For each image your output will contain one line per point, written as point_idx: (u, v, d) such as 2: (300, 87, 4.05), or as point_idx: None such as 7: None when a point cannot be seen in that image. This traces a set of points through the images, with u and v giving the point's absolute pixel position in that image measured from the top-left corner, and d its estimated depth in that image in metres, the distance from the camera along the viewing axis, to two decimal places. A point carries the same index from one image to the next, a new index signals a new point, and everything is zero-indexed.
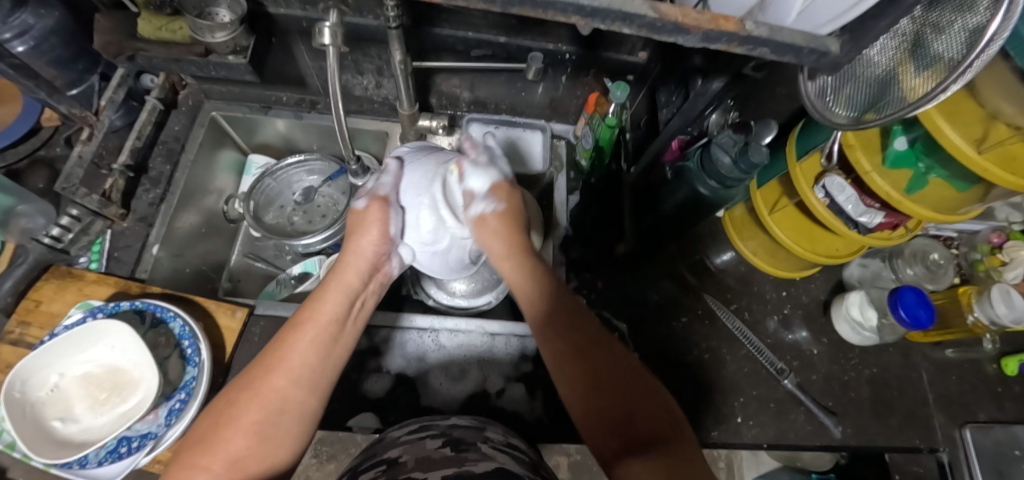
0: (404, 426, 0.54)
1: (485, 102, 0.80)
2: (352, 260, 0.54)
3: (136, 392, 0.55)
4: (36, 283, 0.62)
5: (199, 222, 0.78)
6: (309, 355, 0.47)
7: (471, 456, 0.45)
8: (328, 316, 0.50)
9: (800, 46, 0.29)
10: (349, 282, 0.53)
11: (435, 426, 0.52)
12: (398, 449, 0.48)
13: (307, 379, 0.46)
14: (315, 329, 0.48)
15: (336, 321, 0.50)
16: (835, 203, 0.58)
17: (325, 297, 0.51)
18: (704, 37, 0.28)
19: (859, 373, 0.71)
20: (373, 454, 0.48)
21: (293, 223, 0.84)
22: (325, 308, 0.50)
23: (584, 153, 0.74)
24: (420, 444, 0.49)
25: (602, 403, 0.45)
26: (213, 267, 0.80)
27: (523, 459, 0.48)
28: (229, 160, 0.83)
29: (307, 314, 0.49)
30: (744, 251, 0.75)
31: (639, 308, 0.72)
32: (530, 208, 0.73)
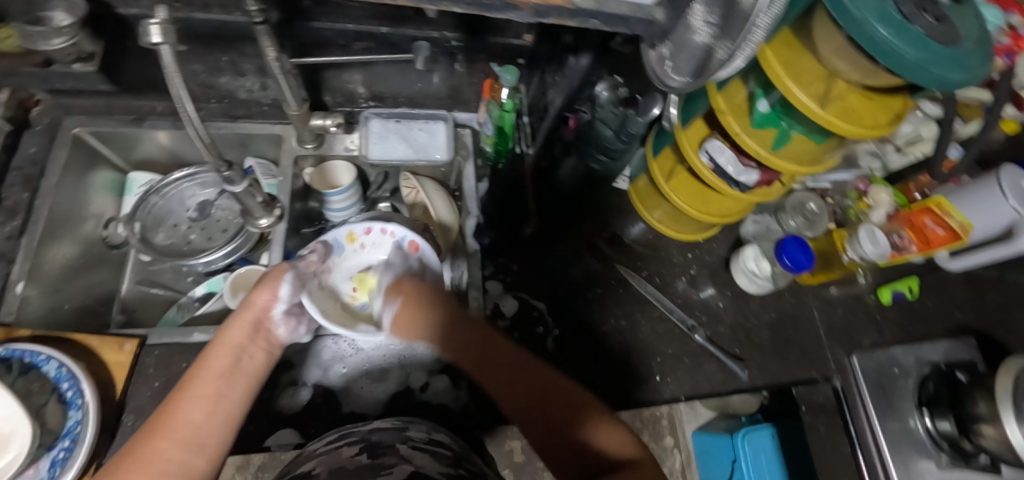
0: (324, 437, 0.54)
1: (382, 96, 0.78)
2: (242, 318, 0.52)
3: (7, 449, 0.49)
4: None
5: (76, 252, 0.71)
6: (197, 412, 0.43)
7: (388, 460, 0.46)
8: (213, 373, 0.46)
9: (626, 16, 0.31)
10: (245, 331, 0.51)
11: (354, 433, 0.53)
12: (312, 463, 0.48)
13: (196, 438, 0.41)
14: (203, 384, 0.45)
15: (227, 373, 0.47)
16: (718, 165, 0.63)
17: (211, 355, 0.48)
18: (535, 12, 0.29)
19: (760, 319, 0.77)
20: (287, 473, 0.48)
21: (189, 241, 0.78)
22: (215, 361, 0.47)
23: (487, 140, 0.75)
24: (336, 454, 0.49)
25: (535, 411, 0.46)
26: (101, 300, 0.73)
27: (444, 455, 0.49)
28: (105, 181, 0.76)
29: (196, 375, 0.46)
30: (650, 221, 0.79)
31: (557, 285, 0.74)
32: (443, 198, 0.75)
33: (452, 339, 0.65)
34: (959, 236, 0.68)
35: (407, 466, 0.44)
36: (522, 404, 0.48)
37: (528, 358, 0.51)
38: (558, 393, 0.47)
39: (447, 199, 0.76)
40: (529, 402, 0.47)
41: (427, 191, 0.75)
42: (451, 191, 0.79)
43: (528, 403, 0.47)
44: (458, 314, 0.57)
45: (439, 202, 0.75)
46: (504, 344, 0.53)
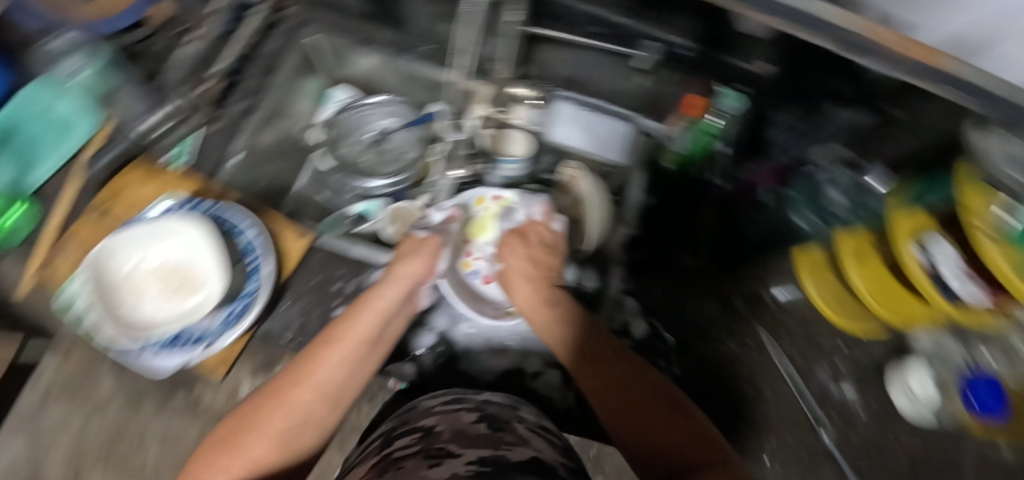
0: (438, 395, 0.58)
1: (577, 81, 0.76)
2: (389, 290, 0.56)
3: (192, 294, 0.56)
4: (122, 171, 0.67)
5: (274, 141, 0.80)
6: (338, 372, 0.48)
7: (508, 437, 0.48)
8: (355, 337, 0.50)
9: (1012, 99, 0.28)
10: (388, 302, 0.55)
11: (469, 400, 0.56)
12: (433, 419, 0.52)
13: (333, 395, 0.47)
14: (347, 348, 0.49)
15: (368, 342, 0.51)
16: (934, 269, 0.51)
17: (360, 317, 0.52)
18: (897, 61, 0.27)
19: (905, 449, 0.65)
20: (408, 422, 0.53)
21: (361, 161, 0.83)
22: (360, 328, 0.51)
23: (674, 156, 0.72)
24: (456, 416, 0.52)
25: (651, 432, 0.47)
26: (282, 188, 0.83)
27: (555, 443, 0.51)
28: (314, 88, 0.84)
29: (340, 334, 0.50)
30: (811, 293, 0.69)
31: (692, 325, 0.71)
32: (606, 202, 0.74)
33: None
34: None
35: (527, 448, 0.47)
36: (631, 427, 0.48)
37: (649, 380, 0.52)
38: (677, 419, 0.48)
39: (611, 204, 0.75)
40: (639, 427, 0.48)
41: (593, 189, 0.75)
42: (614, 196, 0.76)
43: (641, 425, 0.48)
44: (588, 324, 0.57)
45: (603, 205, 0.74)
46: (623, 360, 0.54)
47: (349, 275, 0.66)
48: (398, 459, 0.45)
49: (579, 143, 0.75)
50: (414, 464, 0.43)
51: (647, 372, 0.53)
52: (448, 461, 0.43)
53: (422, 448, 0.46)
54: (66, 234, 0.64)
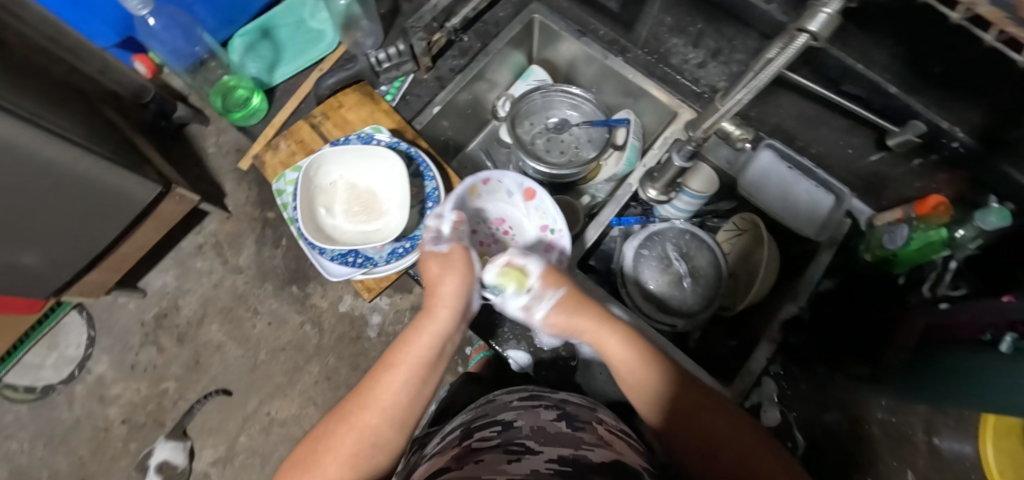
0: (514, 392, 0.58)
1: (792, 135, 0.69)
2: (438, 311, 0.54)
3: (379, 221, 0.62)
4: (345, 89, 0.74)
5: (469, 102, 0.83)
6: (401, 393, 0.47)
7: (588, 437, 0.48)
8: (411, 359, 0.50)
9: None
10: (439, 322, 0.53)
11: (545, 399, 0.56)
12: (513, 413, 0.52)
13: (398, 415, 0.46)
14: (406, 371, 0.48)
15: (425, 363, 0.50)
16: None
17: (415, 339, 0.51)
18: None
19: None
20: (486, 415, 0.53)
21: (534, 143, 0.86)
22: (416, 350, 0.50)
23: (875, 249, 0.62)
24: (534, 412, 0.52)
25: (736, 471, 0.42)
26: (456, 145, 0.87)
27: (636, 450, 0.50)
28: (516, 61, 0.86)
29: (399, 358, 0.50)
30: (989, 456, 0.59)
31: (830, 432, 0.63)
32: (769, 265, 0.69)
33: None
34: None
35: (609, 450, 0.46)
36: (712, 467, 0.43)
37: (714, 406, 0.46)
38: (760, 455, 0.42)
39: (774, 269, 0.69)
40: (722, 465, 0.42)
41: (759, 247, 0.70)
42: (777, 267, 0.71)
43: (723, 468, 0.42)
44: (634, 335, 0.52)
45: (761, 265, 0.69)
46: (685, 382, 0.48)
47: None
48: (475, 451, 0.46)
49: (771, 199, 0.69)
50: (491, 457, 0.43)
51: (714, 396, 0.47)
52: (526, 458, 0.42)
53: (500, 443, 0.46)
54: (285, 130, 0.73)
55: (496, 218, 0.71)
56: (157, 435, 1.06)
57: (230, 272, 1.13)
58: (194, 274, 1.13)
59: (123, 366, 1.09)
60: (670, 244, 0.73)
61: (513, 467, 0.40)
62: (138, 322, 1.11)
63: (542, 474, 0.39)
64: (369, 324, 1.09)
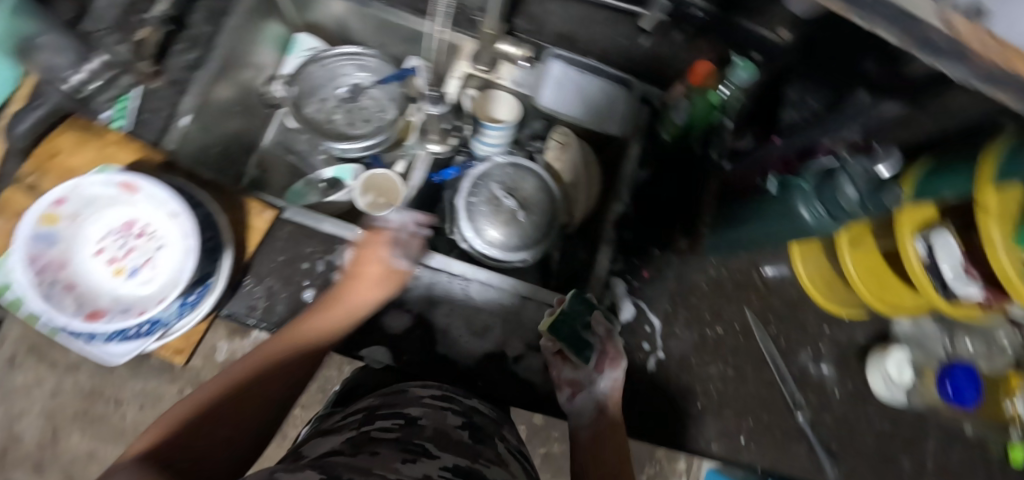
0: (428, 385, 0.54)
1: (573, 37, 0.68)
2: (335, 310, 0.54)
3: (156, 276, 0.50)
4: (57, 129, 0.60)
5: (234, 98, 0.71)
6: (278, 376, 0.47)
7: (486, 452, 0.44)
8: (286, 347, 0.49)
9: None
10: (340, 325, 0.53)
11: (456, 403, 0.52)
12: (420, 410, 0.47)
13: (273, 389, 0.46)
14: (288, 361, 0.48)
15: (307, 355, 0.49)
16: (935, 265, 0.54)
17: (290, 335, 0.50)
18: None
19: (871, 424, 0.69)
20: (393, 403, 0.49)
21: (332, 120, 0.77)
22: (282, 346, 0.48)
23: (671, 128, 0.65)
24: (441, 414, 0.48)
25: None
26: (243, 149, 0.75)
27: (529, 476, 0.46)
28: (275, 34, 0.74)
29: (273, 346, 0.48)
30: (800, 271, 0.69)
31: (684, 300, 0.67)
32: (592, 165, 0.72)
33: None
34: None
35: (504, 469, 0.42)
36: None
37: None
38: None
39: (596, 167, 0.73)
40: None
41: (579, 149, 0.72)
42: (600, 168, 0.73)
43: None
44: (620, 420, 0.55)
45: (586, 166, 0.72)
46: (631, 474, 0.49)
47: (320, 253, 0.60)
48: (372, 441, 0.41)
49: (571, 107, 0.68)
50: (387, 451, 0.38)
51: None
52: (422, 460, 0.38)
53: (400, 439, 0.41)
54: None
55: (119, 225, 0.52)
56: None
57: None
58: None
59: None
60: (494, 184, 0.68)
61: (405, 467, 0.36)
62: None
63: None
64: None
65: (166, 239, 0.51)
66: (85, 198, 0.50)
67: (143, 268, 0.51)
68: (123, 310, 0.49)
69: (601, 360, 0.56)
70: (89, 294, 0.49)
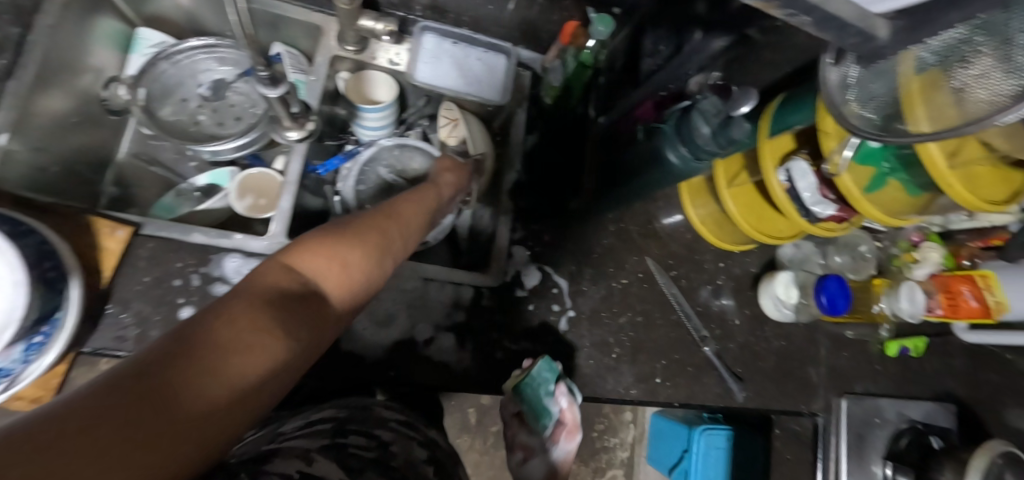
0: (392, 407, 0.50)
1: (442, 9, 0.66)
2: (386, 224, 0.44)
3: None
4: None
5: (70, 108, 0.63)
6: (322, 285, 0.35)
7: None
8: (342, 259, 0.37)
9: (845, 21, 0.23)
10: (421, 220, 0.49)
11: (420, 430, 0.49)
12: (390, 434, 0.44)
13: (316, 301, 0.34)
14: (322, 260, 0.36)
15: (361, 268, 0.38)
16: (795, 188, 0.58)
17: (352, 239, 0.38)
18: None
19: (769, 344, 0.76)
20: (361, 420, 0.45)
21: (197, 121, 0.71)
22: (354, 252, 0.38)
23: (550, 91, 0.66)
24: (408, 442, 0.45)
25: None
26: (93, 165, 0.66)
27: None
28: (110, 32, 0.66)
29: (342, 244, 0.38)
30: (692, 217, 0.73)
31: (587, 258, 0.69)
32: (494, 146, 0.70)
33: (466, 297, 0.63)
34: (990, 313, 0.65)
35: None
36: None
37: None
38: None
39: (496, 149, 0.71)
40: None
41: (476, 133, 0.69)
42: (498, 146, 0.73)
43: None
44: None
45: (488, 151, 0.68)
46: None
47: (193, 266, 0.55)
48: (346, 465, 0.37)
49: (448, 80, 0.65)
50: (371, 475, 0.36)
51: None
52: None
53: (374, 469, 0.38)
54: None
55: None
56: None
57: None
58: None
59: None
60: (382, 166, 0.66)
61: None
62: None
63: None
64: None
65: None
66: None
67: None
68: None
69: (556, 431, 0.53)
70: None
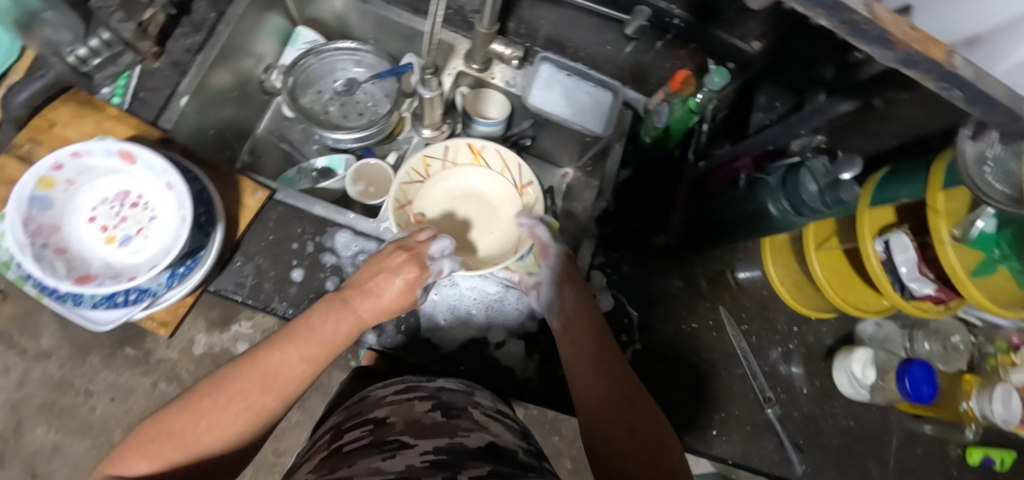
0: (388, 384, 0.53)
1: (562, 43, 0.71)
2: (284, 357, 0.44)
3: (151, 248, 0.52)
4: (53, 102, 0.60)
5: (233, 84, 0.72)
6: (209, 439, 0.40)
7: (463, 423, 0.45)
8: (212, 424, 0.40)
9: (999, 104, 0.25)
10: (319, 359, 0.46)
11: (423, 388, 0.52)
12: (386, 409, 0.47)
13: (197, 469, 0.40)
14: (200, 429, 0.40)
15: (249, 417, 0.42)
16: (892, 261, 0.58)
17: (231, 396, 0.41)
18: (902, 59, 0.23)
19: (836, 421, 0.72)
20: (358, 413, 0.48)
21: (327, 112, 0.79)
22: (228, 409, 0.41)
23: (652, 130, 0.68)
24: (408, 405, 0.48)
25: (620, 395, 0.48)
26: (237, 135, 0.76)
27: (512, 430, 0.48)
28: (276, 27, 0.77)
29: (217, 406, 0.40)
30: (771, 274, 0.73)
31: (659, 296, 0.69)
32: (493, 222, 0.68)
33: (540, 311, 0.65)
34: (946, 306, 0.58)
35: (484, 434, 0.44)
36: (593, 394, 0.49)
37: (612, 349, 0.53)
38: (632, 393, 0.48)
39: (507, 215, 0.68)
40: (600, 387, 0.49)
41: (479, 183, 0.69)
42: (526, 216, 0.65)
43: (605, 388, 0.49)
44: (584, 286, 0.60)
45: (472, 232, 0.68)
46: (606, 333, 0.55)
47: (309, 234, 0.61)
48: (348, 455, 0.40)
49: (555, 107, 0.69)
50: (365, 458, 0.38)
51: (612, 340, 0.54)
52: (401, 453, 0.38)
53: (376, 441, 0.41)
54: None
55: (112, 194, 0.53)
56: None
57: (31, 362, 0.92)
58: None
59: None
60: None
61: (386, 465, 0.36)
62: None
63: (417, 470, 0.36)
64: (233, 356, 0.95)
65: (162, 210, 0.53)
66: (83, 169, 0.50)
67: (136, 238, 0.52)
68: (113, 276, 0.50)
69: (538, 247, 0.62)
70: (79, 257, 0.50)
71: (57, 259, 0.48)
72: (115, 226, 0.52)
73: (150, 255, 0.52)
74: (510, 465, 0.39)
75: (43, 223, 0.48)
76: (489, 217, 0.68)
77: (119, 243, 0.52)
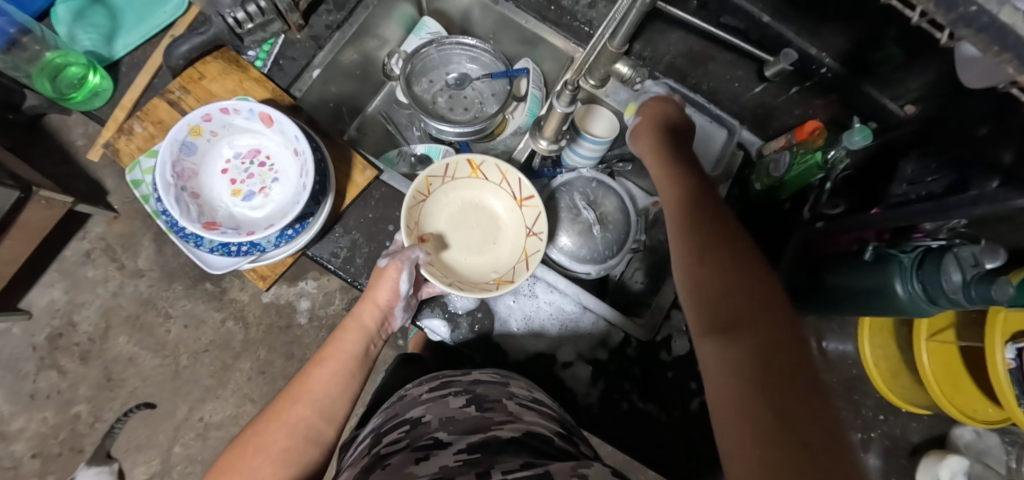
0: (422, 382, 0.51)
1: (685, 72, 0.69)
2: (311, 372, 0.48)
3: (271, 207, 0.56)
4: (205, 56, 0.65)
5: (357, 63, 0.75)
6: (261, 469, 0.41)
7: (497, 415, 0.41)
8: (257, 450, 0.42)
9: None
10: (337, 366, 0.49)
11: (458, 382, 0.49)
12: (421, 409, 0.44)
13: None
14: (251, 457, 0.41)
15: (292, 435, 0.43)
16: (1021, 372, 0.52)
17: (270, 425, 0.44)
18: None
19: None
20: (395, 415, 0.46)
21: (435, 103, 0.82)
22: (269, 433, 0.43)
23: (764, 178, 0.64)
24: (442, 401, 0.45)
25: (722, 243, 0.40)
26: (350, 110, 0.79)
27: (549, 418, 0.44)
28: (404, 14, 0.78)
29: (259, 432, 0.43)
30: (866, 354, 0.66)
31: None
32: (495, 232, 0.64)
33: (613, 340, 0.64)
34: None
35: (518, 424, 0.40)
36: (689, 236, 0.43)
37: (729, 227, 0.42)
38: (755, 278, 0.37)
39: (508, 226, 0.63)
40: (706, 240, 0.41)
41: (480, 194, 0.64)
42: (529, 229, 0.61)
43: (705, 230, 0.42)
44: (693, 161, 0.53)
45: (476, 251, 0.63)
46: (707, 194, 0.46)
47: None
48: (384, 458, 0.38)
49: None
50: (399, 460, 0.36)
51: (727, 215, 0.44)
52: (434, 454, 0.36)
53: (409, 444, 0.39)
54: (139, 110, 0.64)
55: (245, 150, 0.57)
56: (76, 463, 0.95)
57: (127, 278, 1.01)
58: (85, 285, 1.01)
59: (20, 396, 0.97)
60: (577, 194, 0.71)
61: (419, 469, 0.33)
62: (29, 347, 0.98)
63: (450, 471, 0.33)
64: (297, 310, 1.00)
65: (284, 175, 0.57)
66: (225, 126, 0.54)
67: (258, 195, 0.57)
68: (235, 228, 0.54)
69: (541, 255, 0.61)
70: (208, 204, 0.55)
71: (190, 203, 0.53)
72: (240, 180, 0.57)
73: (268, 215, 0.56)
74: (541, 455, 0.35)
75: (185, 168, 0.53)
76: (490, 230, 0.64)
77: (242, 197, 0.57)
